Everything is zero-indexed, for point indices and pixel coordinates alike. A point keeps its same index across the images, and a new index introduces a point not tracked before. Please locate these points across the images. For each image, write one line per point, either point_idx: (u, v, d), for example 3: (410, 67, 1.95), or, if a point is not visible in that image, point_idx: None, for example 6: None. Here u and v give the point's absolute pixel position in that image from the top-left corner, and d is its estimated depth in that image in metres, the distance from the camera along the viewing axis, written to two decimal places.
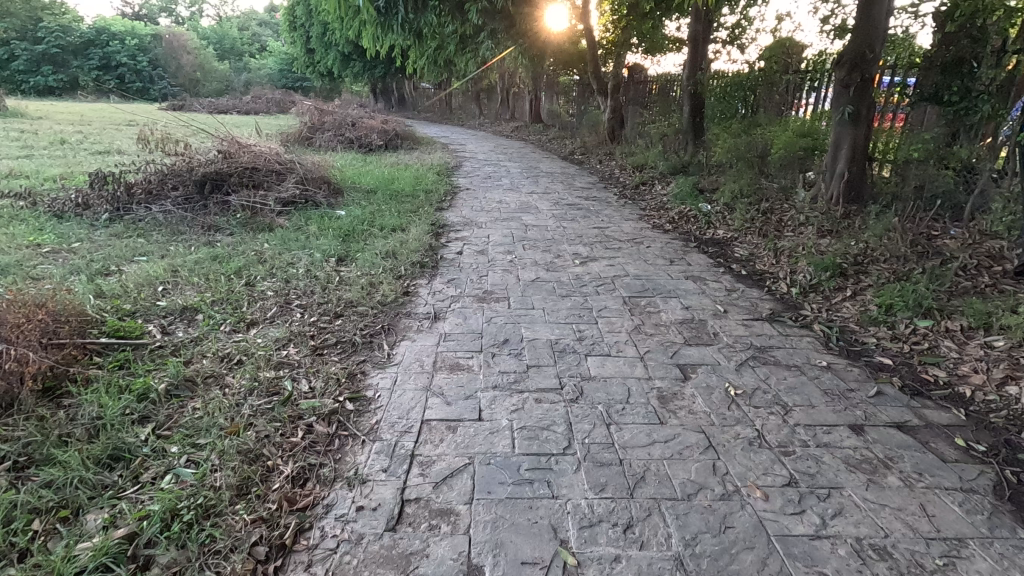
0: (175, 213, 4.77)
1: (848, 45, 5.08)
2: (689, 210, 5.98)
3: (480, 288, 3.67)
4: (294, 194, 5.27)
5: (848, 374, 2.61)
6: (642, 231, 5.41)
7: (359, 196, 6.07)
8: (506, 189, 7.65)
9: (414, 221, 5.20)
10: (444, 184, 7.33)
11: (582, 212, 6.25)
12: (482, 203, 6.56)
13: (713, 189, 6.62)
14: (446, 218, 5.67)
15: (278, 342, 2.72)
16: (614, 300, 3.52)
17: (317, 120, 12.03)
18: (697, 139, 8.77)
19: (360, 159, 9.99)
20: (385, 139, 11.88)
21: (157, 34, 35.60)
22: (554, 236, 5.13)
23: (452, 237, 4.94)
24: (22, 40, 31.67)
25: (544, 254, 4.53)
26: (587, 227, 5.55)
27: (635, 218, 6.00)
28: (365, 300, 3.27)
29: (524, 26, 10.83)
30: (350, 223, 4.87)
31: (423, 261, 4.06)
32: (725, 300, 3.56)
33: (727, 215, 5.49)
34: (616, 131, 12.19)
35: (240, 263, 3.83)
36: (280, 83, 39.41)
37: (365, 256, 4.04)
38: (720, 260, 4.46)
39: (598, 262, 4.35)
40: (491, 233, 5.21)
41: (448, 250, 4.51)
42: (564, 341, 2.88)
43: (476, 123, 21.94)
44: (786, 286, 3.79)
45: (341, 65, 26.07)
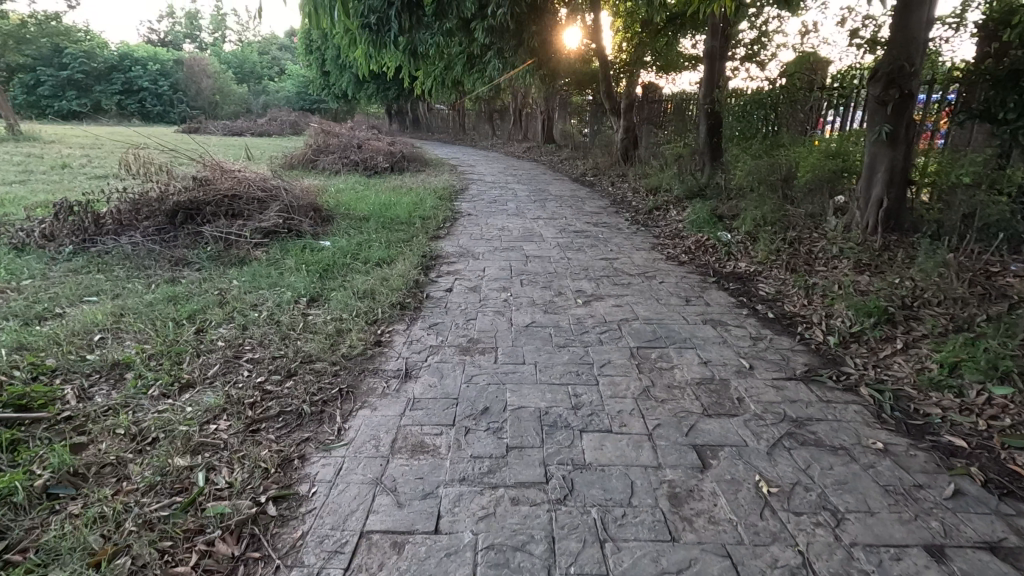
0: (143, 245, 4.38)
1: (883, 58, 4.58)
2: (706, 239, 5.47)
3: (464, 336, 3.19)
4: (276, 222, 4.88)
5: (912, 463, 2.07)
6: (655, 263, 4.91)
7: (349, 225, 5.67)
8: (511, 214, 7.22)
9: (403, 253, 4.77)
10: (444, 210, 6.92)
11: (589, 240, 5.77)
12: (482, 230, 6.13)
13: (733, 216, 6.10)
14: (441, 248, 5.24)
15: (210, 412, 2.26)
16: (619, 351, 3.02)
17: (323, 143, 11.79)
18: (715, 160, 8.31)
19: (363, 183, 9.68)
20: (391, 161, 11.58)
21: (178, 59, 36.36)
22: (556, 270, 4.65)
23: (444, 271, 4.48)
24: (48, 67, 32.49)
25: (543, 292, 4.04)
26: (594, 258, 5.07)
27: (647, 247, 5.50)
28: (328, 354, 2.81)
29: (533, 45, 10.50)
30: (332, 255, 4.45)
31: (405, 301, 3.60)
32: (750, 353, 3.03)
33: (749, 246, 4.96)
34: (629, 151, 11.70)
35: (197, 305, 3.41)
36: (298, 106, 39.92)
37: (340, 296, 3.60)
38: (743, 300, 3.93)
39: (603, 302, 3.85)
40: (488, 265, 4.75)
41: (436, 287, 4.06)
42: (556, 412, 2.37)
43: (488, 144, 21.72)
44: (822, 334, 3.24)
45: (355, 87, 26.19)
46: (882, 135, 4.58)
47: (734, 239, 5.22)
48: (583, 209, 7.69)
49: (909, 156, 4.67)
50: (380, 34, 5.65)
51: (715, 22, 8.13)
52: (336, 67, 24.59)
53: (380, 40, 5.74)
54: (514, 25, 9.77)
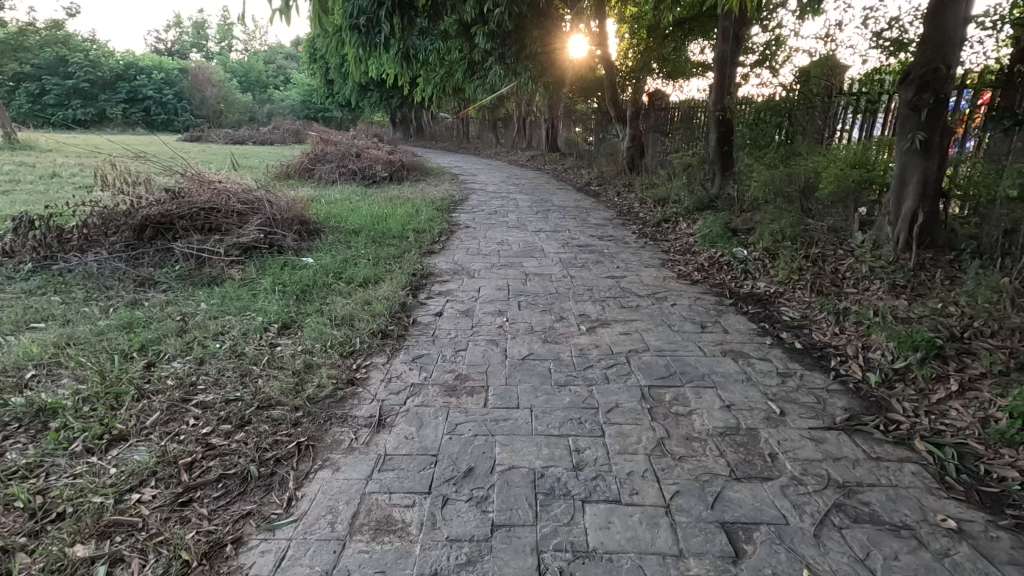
0: (108, 263, 4.02)
1: (915, 60, 4.19)
2: (720, 255, 5.07)
3: (451, 372, 2.80)
4: (256, 237, 4.54)
5: (996, 551, 1.67)
6: (665, 282, 4.51)
7: (337, 239, 5.31)
8: (511, 226, 6.85)
9: (392, 271, 4.39)
10: (441, 223, 6.56)
11: (594, 256, 5.38)
12: (480, 245, 5.75)
13: (748, 230, 5.70)
14: (434, 265, 4.86)
15: (136, 476, 1.88)
16: (627, 392, 2.62)
17: (320, 151, 11.47)
18: (726, 170, 7.96)
19: (359, 193, 9.34)
20: (390, 170, 11.25)
21: (183, 68, 36.39)
22: (558, 290, 4.26)
23: (434, 292, 4.11)
24: (53, 76, 32.54)
25: (543, 317, 3.66)
26: (599, 276, 4.68)
27: (656, 264, 5.10)
28: (291, 397, 2.42)
29: (536, 52, 10.16)
30: (313, 275, 4.08)
31: (387, 329, 3.23)
32: (779, 393, 2.63)
33: (768, 264, 4.56)
34: (635, 160, 11.55)
35: (153, 334, 3.03)
36: (302, 115, 39.87)
37: (315, 324, 3.22)
38: (765, 327, 3.52)
39: (609, 329, 3.45)
40: (483, 285, 4.37)
41: (425, 310, 3.68)
42: (553, 476, 1.98)
43: (492, 152, 21.44)
44: (859, 370, 2.84)
45: (359, 95, 26.00)
46: (915, 144, 4.17)
47: (750, 255, 4.82)
48: (588, 221, 7.31)
49: (943, 167, 4.27)
50: (370, 35, 5.30)
51: (725, 24, 7.64)
52: (339, 75, 24.40)
53: (371, 42, 5.38)
54: (516, 29, 9.44)
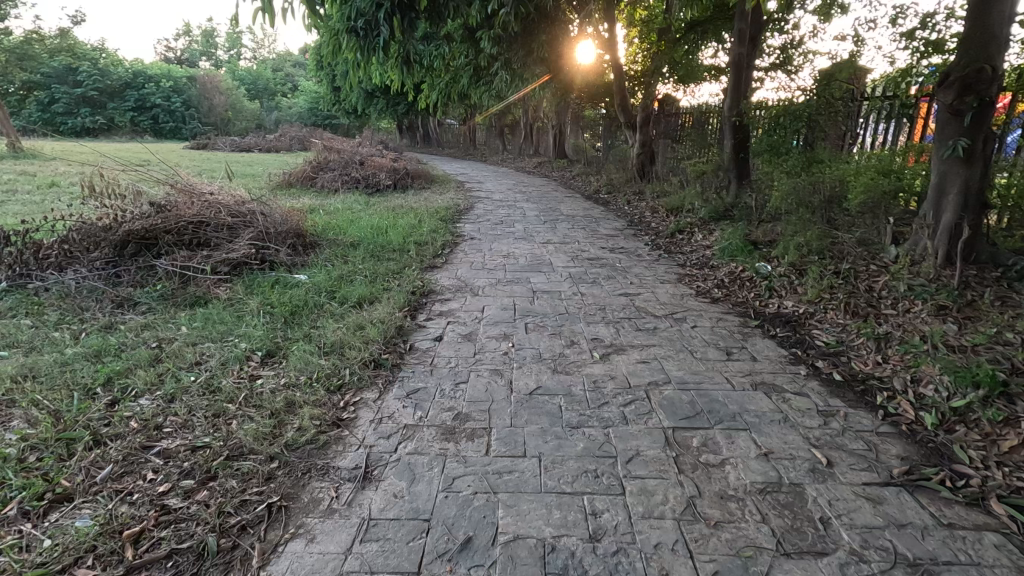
0: (87, 281, 3.76)
1: (956, 60, 3.85)
2: (741, 270, 4.74)
3: (448, 410, 2.50)
4: (248, 252, 4.29)
5: None
6: (683, 301, 4.19)
7: (334, 253, 5.05)
8: (518, 238, 6.55)
9: (390, 290, 4.10)
10: (444, 234, 6.28)
11: (606, 271, 5.07)
12: (485, 258, 5.45)
13: (769, 242, 5.37)
14: (434, 281, 4.56)
15: (71, 553, 1.59)
16: (649, 436, 2.31)
17: (323, 159, 11.25)
18: (742, 178, 7.64)
19: (362, 202, 9.09)
20: (394, 178, 11.00)
21: (192, 76, 36.51)
22: (568, 310, 3.95)
23: (435, 312, 3.80)
24: (63, 85, 32.73)
25: (552, 342, 3.35)
26: (612, 294, 4.36)
27: (672, 280, 4.78)
28: (265, 445, 2.13)
29: (544, 57, 9.87)
30: (305, 294, 3.80)
31: (380, 359, 2.94)
32: (822, 438, 2.30)
33: (794, 281, 4.22)
34: (645, 167, 11.29)
35: (122, 365, 2.75)
36: (310, 122, 39.90)
37: (302, 352, 2.93)
38: (798, 354, 3.19)
39: (625, 357, 3.14)
40: (488, 303, 4.07)
41: (423, 335, 3.38)
42: (565, 550, 1.67)
43: (499, 159, 21.20)
44: (911, 409, 2.51)
45: (365, 102, 25.90)
46: (956, 151, 3.83)
47: (774, 270, 4.48)
48: (599, 232, 7.00)
49: (987, 175, 3.93)
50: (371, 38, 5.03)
51: (742, 26, 7.25)
52: (345, 82, 24.29)
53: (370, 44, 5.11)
54: (523, 33, 9.18)
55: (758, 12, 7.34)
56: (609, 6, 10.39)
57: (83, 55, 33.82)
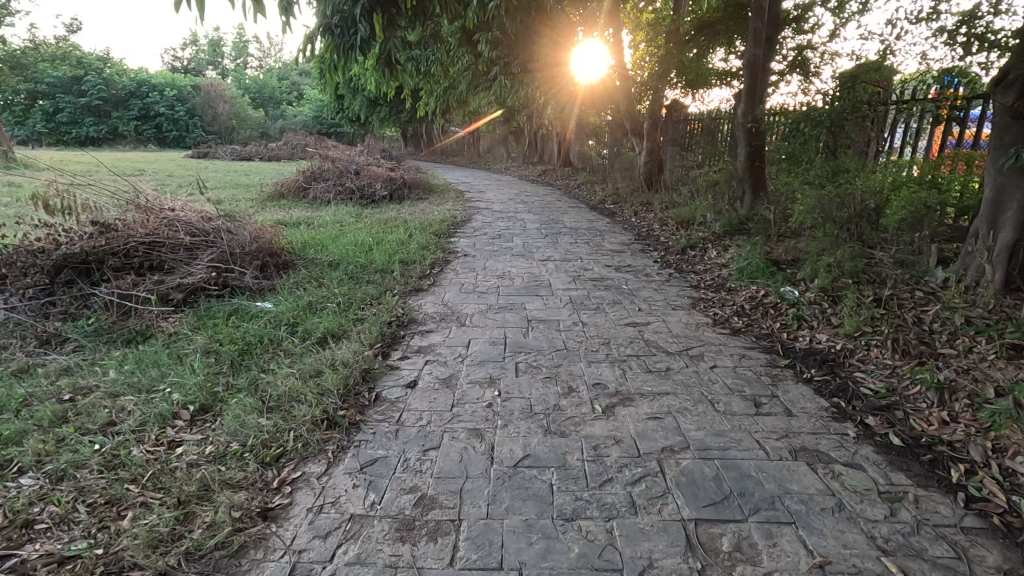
0: (14, 313, 3.28)
1: (1016, 55, 3.32)
2: (764, 294, 4.19)
3: (409, 492, 1.98)
4: (206, 275, 3.84)
5: None
6: (699, 333, 3.65)
7: (307, 275, 4.58)
8: (515, 254, 6.03)
9: (362, 321, 3.59)
10: (435, 251, 5.77)
11: (611, 294, 4.54)
12: (477, 279, 4.94)
13: (792, 261, 4.82)
14: (417, 308, 4.05)
15: None
16: (665, 536, 1.77)
17: (316, 169, 10.81)
18: (758, 188, 7.11)
19: (353, 215, 8.62)
20: (390, 188, 10.53)
21: (196, 85, 36.41)
22: (567, 345, 3.42)
23: (412, 349, 3.28)
24: (67, 94, 32.70)
25: (545, 389, 2.82)
26: (617, 323, 3.83)
27: (685, 305, 4.25)
28: (156, 557, 1.61)
29: (546, 60, 9.39)
30: (263, 328, 3.30)
31: (334, 416, 2.42)
32: (893, 539, 1.76)
33: (827, 309, 3.67)
34: (653, 176, 10.78)
35: (15, 427, 2.25)
36: (315, 130, 39.69)
37: (241, 409, 2.42)
38: (843, 407, 2.64)
39: (632, 411, 2.60)
40: (475, 336, 3.56)
41: (393, 380, 2.86)
42: None
43: (503, 167, 20.78)
44: (1001, 492, 1.96)
45: (368, 110, 25.60)
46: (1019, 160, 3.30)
47: (803, 295, 3.92)
48: (604, 247, 6.47)
49: None
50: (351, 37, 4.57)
51: (758, 25, 6.67)
52: (347, 89, 23.96)
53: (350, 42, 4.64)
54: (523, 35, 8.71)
55: (775, 9, 6.80)
56: (615, 8, 9.95)
57: (87, 64, 33.77)
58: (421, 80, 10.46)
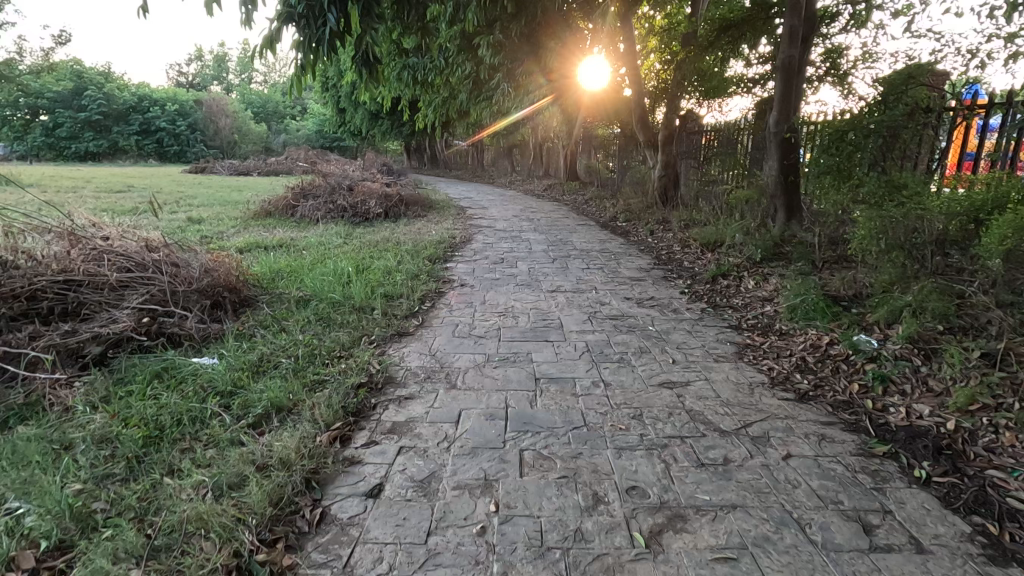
0: None
1: None
2: (828, 342, 3.37)
3: None
4: (132, 322, 3.09)
5: None
6: (758, 399, 2.83)
7: (269, 317, 3.81)
8: (520, 284, 5.26)
9: (323, 386, 2.81)
10: (427, 282, 5.00)
11: (636, 338, 3.74)
12: (475, 319, 4.16)
13: (853, 297, 4.01)
14: (397, 361, 3.26)
15: None
16: None
17: (307, 185, 10.11)
18: (793, 206, 6.34)
19: (342, 236, 7.88)
20: (386, 206, 9.81)
21: (198, 99, 36.05)
22: (586, 421, 2.63)
23: (382, 428, 2.49)
24: (68, 109, 32.38)
25: (561, 500, 2.02)
26: (649, 384, 3.03)
27: (729, 356, 3.44)
28: None
29: (553, 68, 8.67)
30: (188, 400, 2.52)
31: (250, 564, 1.65)
32: None
33: (921, 368, 2.85)
34: (668, 192, 10.05)
35: None
36: (318, 144, 39.31)
37: (110, 552, 1.63)
38: (995, 538, 1.82)
39: (689, 544, 1.79)
40: (468, 404, 2.77)
41: (349, 486, 2.07)
42: None
43: (507, 181, 20.13)
44: None
45: (369, 124, 25.09)
46: None
47: (884, 346, 3.10)
48: (621, 275, 5.69)
49: None
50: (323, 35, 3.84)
51: (794, 23, 5.90)
52: (348, 102, 23.40)
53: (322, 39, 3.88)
54: (527, 38, 7.97)
55: (811, 6, 6.03)
56: (627, 13, 9.28)
57: (89, 79, 33.41)
58: (419, 90, 9.77)
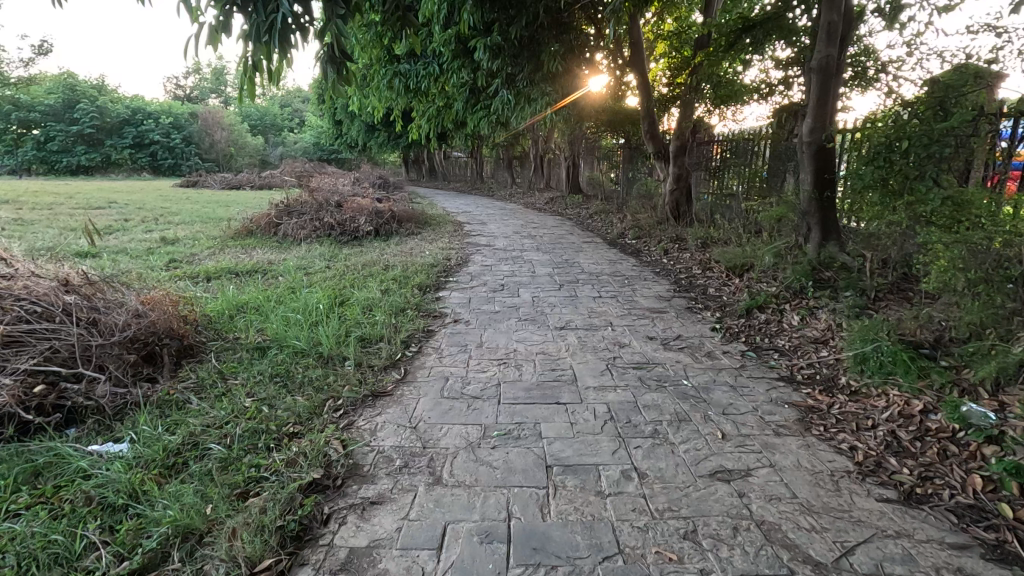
0: None
1: None
2: (921, 409, 2.62)
3: None
4: (16, 394, 2.35)
5: None
6: (850, 503, 2.08)
7: (212, 373, 3.07)
8: (522, 319, 4.53)
9: (257, 490, 2.05)
10: (414, 321, 4.27)
11: (669, 398, 3.01)
12: (469, 371, 3.42)
13: (933, 343, 3.27)
14: (366, 441, 2.52)
15: None
16: None
17: (292, 202, 9.42)
18: (830, 225, 5.61)
19: (327, 258, 7.17)
20: (376, 223, 9.11)
21: (193, 111, 35.50)
22: (619, 544, 1.87)
23: (331, 565, 1.74)
24: (60, 122, 31.85)
25: None
26: (698, 474, 2.28)
27: (791, 425, 2.70)
28: None
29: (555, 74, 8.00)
30: (55, 524, 1.78)
31: None
32: None
33: None
34: (680, 207, 9.37)
35: None
36: (315, 157, 38.83)
37: None
38: None
39: None
40: (455, 514, 2.02)
41: None
42: None
43: (507, 193, 19.50)
44: None
45: (365, 136, 24.52)
46: None
47: (1005, 421, 2.36)
48: (639, 306, 4.96)
49: None
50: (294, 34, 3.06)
51: (831, 18, 5.18)
52: (344, 113, 22.79)
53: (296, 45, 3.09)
54: (529, 41, 7.27)
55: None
56: (636, 15, 8.62)
57: (81, 92, 32.85)
58: (413, 99, 9.09)
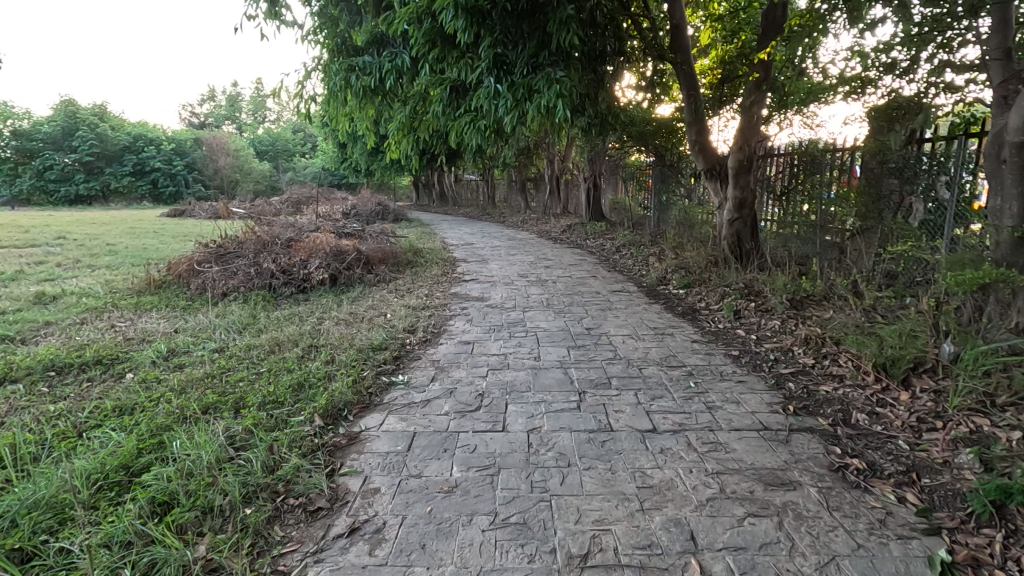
0: None
1: None
2: None
3: None
4: None
5: None
6: None
7: None
8: (498, 520, 2.13)
9: None
10: (244, 555, 1.88)
11: None
12: None
13: None
14: None
15: None
16: None
17: (230, 243, 7.24)
18: None
19: (236, 331, 4.90)
20: (336, 267, 6.87)
21: (196, 137, 34.14)
22: None
23: None
24: (58, 149, 30.69)
25: None
26: None
27: None
28: None
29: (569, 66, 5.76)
30: None
31: None
32: None
33: None
34: (743, 244, 6.91)
35: None
36: (324, 182, 37.47)
37: None
38: None
39: None
40: None
41: None
42: None
43: (521, 218, 17.30)
44: None
45: (368, 158, 22.71)
46: None
47: None
48: (736, 467, 2.50)
49: None
50: None
51: None
52: (342, 135, 20.99)
53: None
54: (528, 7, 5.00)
55: None
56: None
57: (80, 119, 31.58)
58: (381, 106, 6.87)
